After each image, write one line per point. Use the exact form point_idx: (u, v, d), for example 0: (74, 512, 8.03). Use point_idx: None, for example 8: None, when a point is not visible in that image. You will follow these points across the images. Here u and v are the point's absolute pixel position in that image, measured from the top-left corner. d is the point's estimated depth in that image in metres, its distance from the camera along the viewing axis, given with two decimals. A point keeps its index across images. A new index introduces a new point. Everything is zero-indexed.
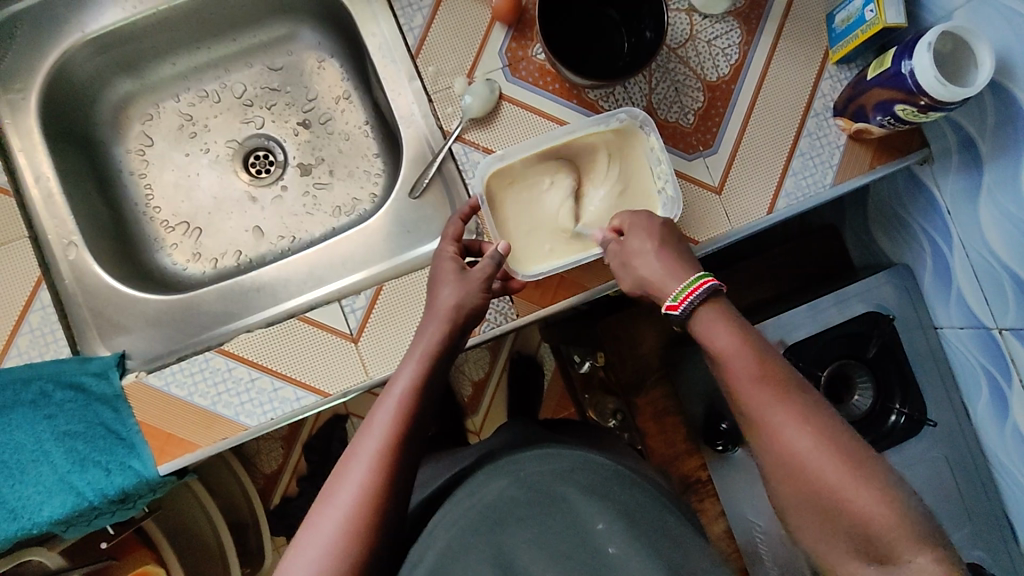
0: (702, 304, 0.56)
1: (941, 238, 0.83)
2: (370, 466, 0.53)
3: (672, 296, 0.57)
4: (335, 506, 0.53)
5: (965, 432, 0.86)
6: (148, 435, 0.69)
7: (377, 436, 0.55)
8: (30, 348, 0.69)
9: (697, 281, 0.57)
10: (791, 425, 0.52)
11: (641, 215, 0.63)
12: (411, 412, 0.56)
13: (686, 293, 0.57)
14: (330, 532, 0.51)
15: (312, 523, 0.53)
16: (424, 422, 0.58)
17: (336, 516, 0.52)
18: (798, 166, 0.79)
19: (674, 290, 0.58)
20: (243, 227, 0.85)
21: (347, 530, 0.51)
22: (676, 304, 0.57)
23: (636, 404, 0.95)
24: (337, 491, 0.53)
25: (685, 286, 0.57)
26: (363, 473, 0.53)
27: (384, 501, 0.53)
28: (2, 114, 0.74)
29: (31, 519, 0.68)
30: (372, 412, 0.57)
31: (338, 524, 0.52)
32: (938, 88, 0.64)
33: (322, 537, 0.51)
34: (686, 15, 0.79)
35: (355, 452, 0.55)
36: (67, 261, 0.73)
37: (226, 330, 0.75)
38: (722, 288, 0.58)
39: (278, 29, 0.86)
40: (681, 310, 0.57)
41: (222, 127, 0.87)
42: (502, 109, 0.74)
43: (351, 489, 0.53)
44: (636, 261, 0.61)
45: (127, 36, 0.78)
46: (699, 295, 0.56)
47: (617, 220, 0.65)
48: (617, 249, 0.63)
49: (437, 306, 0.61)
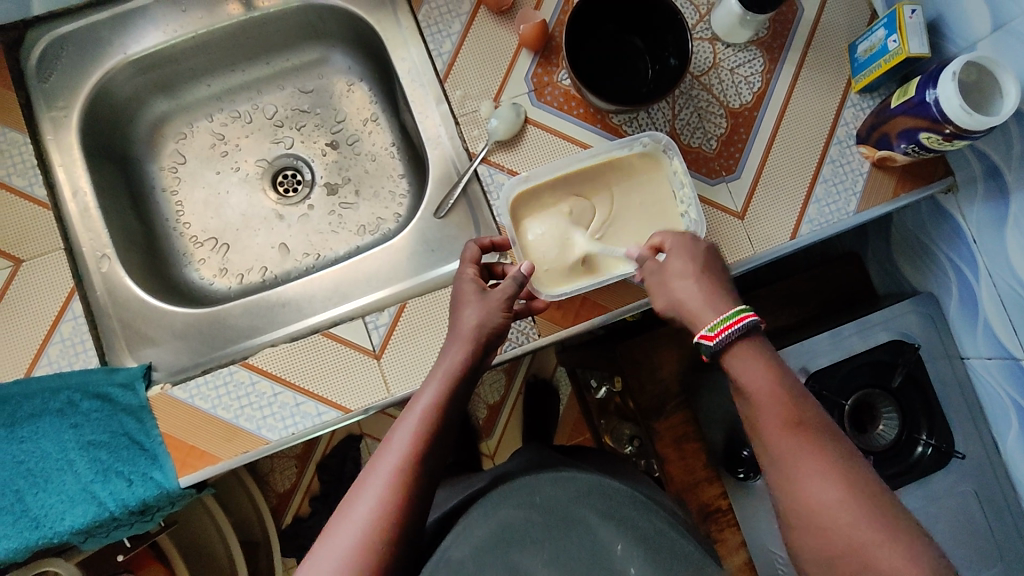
0: (739, 337, 0.56)
1: (967, 267, 0.82)
2: (390, 478, 0.53)
3: (708, 327, 0.57)
4: (353, 520, 0.52)
5: (992, 465, 0.85)
6: (170, 446, 0.69)
7: (399, 449, 0.55)
8: (60, 358, 0.70)
9: (737, 315, 0.57)
10: (824, 450, 0.51)
11: (684, 235, 0.64)
12: (433, 429, 0.56)
13: (723, 326, 0.56)
14: (346, 545, 0.51)
15: (330, 532, 0.52)
16: (446, 438, 0.58)
17: (353, 529, 0.52)
18: (821, 194, 0.79)
19: (712, 321, 0.57)
20: (269, 245, 0.86)
21: (362, 542, 0.51)
22: (711, 335, 0.56)
23: (655, 428, 0.95)
24: (356, 502, 0.53)
25: (723, 319, 0.57)
26: (383, 488, 0.53)
27: (402, 517, 0.53)
28: (45, 130, 0.76)
29: (53, 528, 0.69)
30: (394, 428, 0.57)
31: (354, 537, 0.51)
32: (964, 117, 0.65)
33: (338, 547, 0.51)
34: (709, 44, 0.81)
35: (375, 464, 0.55)
36: (99, 273, 0.74)
37: (251, 344, 0.76)
38: (761, 326, 0.58)
39: (310, 53, 0.88)
40: (715, 341, 0.56)
41: (253, 147, 0.89)
42: (528, 132, 0.76)
43: (369, 502, 0.53)
44: (673, 283, 0.61)
45: (166, 58, 0.81)
46: (738, 329, 0.56)
47: (657, 237, 0.65)
48: (656, 267, 0.63)
49: (460, 327, 0.62)
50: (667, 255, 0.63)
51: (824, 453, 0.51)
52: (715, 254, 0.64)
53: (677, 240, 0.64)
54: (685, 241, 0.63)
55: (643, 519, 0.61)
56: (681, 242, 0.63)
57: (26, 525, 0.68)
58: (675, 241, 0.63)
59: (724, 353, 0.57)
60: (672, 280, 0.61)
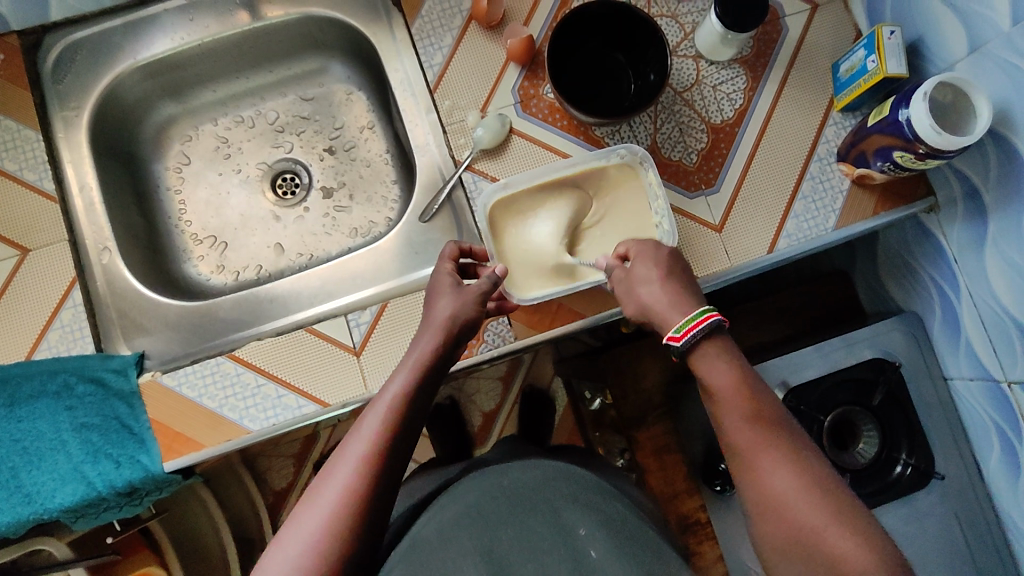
0: (702, 339, 0.57)
1: (949, 287, 0.83)
2: (358, 464, 0.55)
3: (675, 328, 0.58)
4: (321, 503, 0.54)
5: (974, 487, 0.84)
6: (158, 432, 0.73)
7: (367, 436, 0.57)
8: (60, 343, 0.74)
9: (697, 318, 0.57)
10: (784, 457, 0.52)
11: (648, 243, 0.66)
12: (401, 416, 0.59)
13: (688, 327, 0.57)
14: (314, 526, 0.53)
15: (299, 517, 0.54)
16: (414, 428, 0.60)
17: (321, 511, 0.53)
18: (800, 209, 0.80)
19: (677, 323, 0.59)
20: (265, 244, 0.90)
21: (330, 525, 0.52)
22: (677, 337, 0.58)
23: (636, 438, 0.98)
24: (323, 487, 0.55)
25: (686, 321, 0.58)
26: (351, 471, 0.55)
27: (369, 500, 0.54)
28: (57, 128, 0.80)
29: (44, 504, 0.72)
30: (363, 416, 0.59)
31: (321, 519, 0.53)
32: (935, 136, 0.66)
33: (306, 530, 0.53)
34: (693, 61, 0.83)
35: (343, 451, 0.56)
36: (100, 265, 0.79)
37: (240, 337, 0.79)
38: (728, 328, 0.59)
39: (311, 63, 0.92)
40: (682, 342, 0.58)
41: (254, 150, 0.93)
42: (512, 142, 0.78)
43: (337, 486, 0.54)
44: (639, 288, 0.62)
45: (174, 64, 0.85)
46: (701, 330, 0.57)
47: (624, 247, 0.67)
48: (623, 275, 0.65)
49: (433, 318, 0.65)
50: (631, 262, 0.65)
51: (780, 458, 0.52)
52: (679, 258, 0.65)
53: (641, 246, 0.66)
54: (648, 247, 0.65)
55: (607, 514, 0.62)
56: (645, 249, 0.65)
57: (19, 500, 0.72)
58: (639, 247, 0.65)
59: (690, 352, 0.58)
60: (641, 283, 0.63)
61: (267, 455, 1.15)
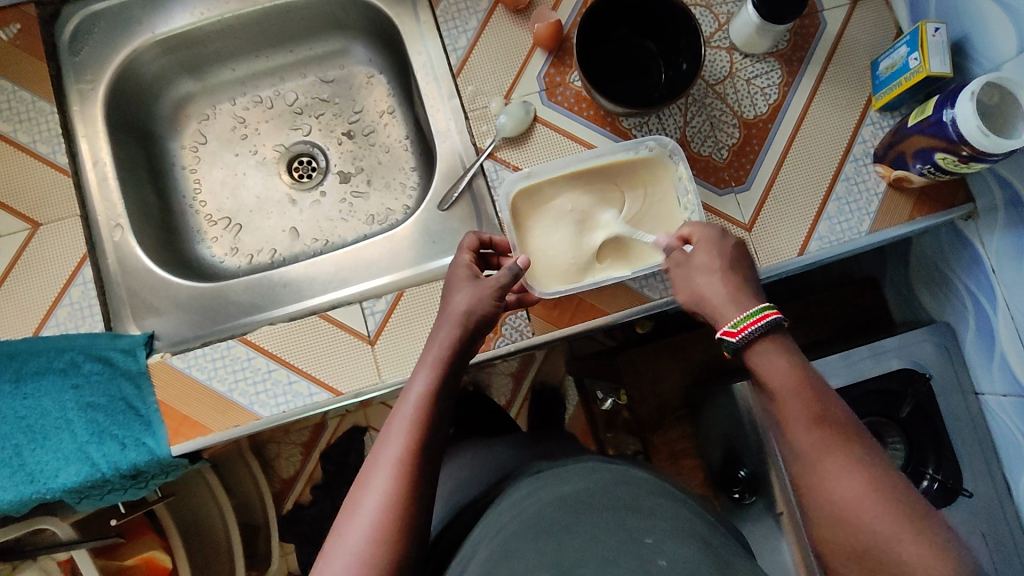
0: (761, 337, 0.55)
1: (985, 298, 0.80)
2: (393, 471, 0.53)
3: (731, 323, 0.56)
4: (361, 515, 0.52)
5: (1001, 505, 0.82)
6: (165, 414, 0.71)
7: (398, 440, 0.55)
8: (68, 320, 0.73)
9: (758, 313, 0.55)
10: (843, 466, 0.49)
11: (712, 230, 0.62)
12: (427, 417, 0.57)
13: (746, 322, 0.55)
14: (358, 540, 0.51)
15: (340, 531, 0.52)
16: (441, 427, 0.58)
17: (363, 524, 0.51)
18: (833, 211, 0.77)
19: (733, 318, 0.56)
20: (281, 228, 0.88)
21: (375, 537, 0.51)
22: (733, 331, 0.55)
23: (653, 442, 0.99)
24: (362, 499, 0.53)
25: (746, 315, 0.55)
26: (387, 479, 0.53)
27: (410, 506, 0.53)
28: (72, 102, 0.79)
29: (47, 484, 0.70)
30: (388, 421, 0.57)
31: (366, 532, 0.51)
32: (981, 138, 0.63)
33: (352, 544, 0.51)
34: (727, 53, 0.80)
35: (376, 460, 0.55)
36: (112, 242, 0.77)
37: (251, 322, 0.77)
38: (787, 327, 0.56)
39: (333, 44, 0.90)
40: (738, 338, 0.55)
41: (271, 132, 0.91)
42: (536, 130, 0.76)
43: (376, 496, 0.52)
44: (698, 278, 0.60)
45: (193, 40, 0.84)
46: (762, 327, 0.54)
47: (685, 229, 0.63)
48: (678, 263, 0.62)
49: (450, 310, 0.63)
50: (693, 247, 0.62)
51: (826, 472, 0.50)
52: (743, 252, 0.61)
53: (702, 235, 0.62)
54: (711, 236, 0.61)
55: None
56: (705, 237, 0.61)
57: (22, 479, 0.70)
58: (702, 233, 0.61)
59: (746, 349, 0.56)
60: (682, 285, 0.60)
61: (276, 443, 1.15)
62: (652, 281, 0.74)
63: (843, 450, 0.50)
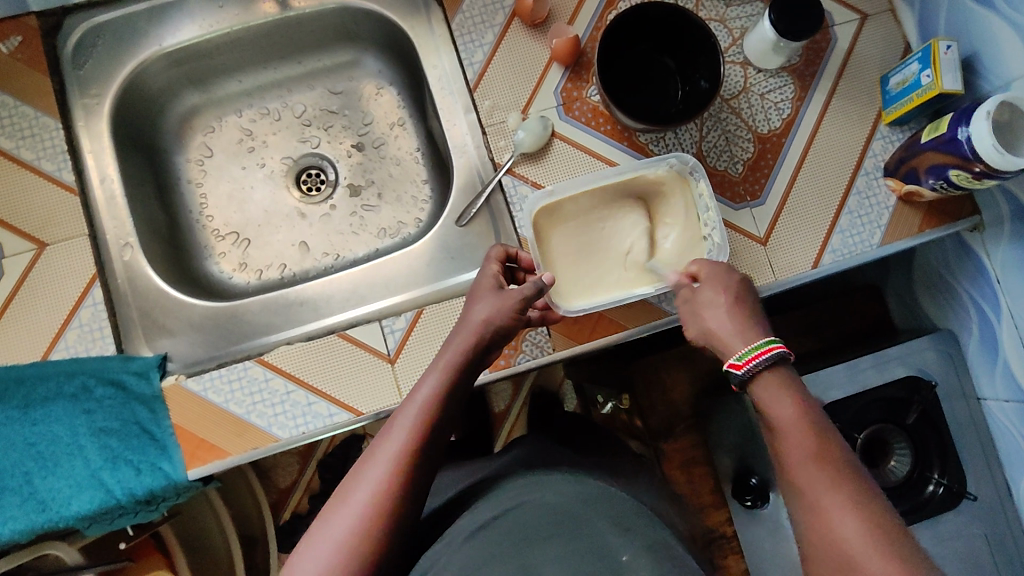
0: (766, 370, 0.54)
1: (989, 307, 0.82)
2: (389, 466, 0.54)
3: (736, 355, 0.56)
4: (351, 506, 0.53)
5: (1005, 510, 0.84)
6: (181, 438, 0.70)
7: (399, 437, 0.55)
8: (78, 343, 0.70)
9: (763, 346, 0.55)
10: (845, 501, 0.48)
11: (720, 266, 0.63)
12: (433, 418, 0.57)
13: (751, 355, 0.55)
14: (344, 530, 0.52)
15: (327, 518, 0.53)
16: (445, 429, 0.58)
17: (351, 515, 0.52)
18: (845, 224, 0.78)
19: (738, 350, 0.56)
20: (290, 242, 0.87)
21: (361, 527, 0.52)
22: (738, 364, 0.55)
23: (663, 450, 0.97)
24: (354, 489, 0.53)
25: (750, 348, 0.55)
26: (382, 475, 0.53)
27: (399, 504, 0.53)
28: (77, 116, 0.76)
29: (59, 512, 0.69)
30: (393, 417, 0.57)
31: (352, 523, 0.52)
32: (995, 156, 0.64)
33: (337, 533, 0.51)
34: (741, 68, 0.81)
35: (374, 453, 0.55)
36: (121, 261, 0.75)
37: (267, 341, 0.76)
38: (791, 360, 0.56)
39: (342, 55, 0.89)
40: (744, 370, 0.55)
41: (279, 144, 0.89)
42: (554, 146, 0.76)
43: (368, 490, 0.53)
44: (705, 312, 0.60)
45: (200, 52, 0.82)
46: (765, 360, 0.54)
47: (694, 266, 0.64)
48: (689, 296, 0.63)
49: (470, 321, 0.61)
50: (700, 283, 0.62)
51: (819, 507, 0.48)
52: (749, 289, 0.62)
53: (709, 272, 0.63)
54: (718, 272, 0.62)
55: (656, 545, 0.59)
56: (716, 274, 0.62)
57: (33, 507, 0.68)
58: (710, 270, 0.62)
59: (751, 382, 0.55)
60: (704, 306, 0.60)
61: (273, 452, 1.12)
62: (670, 296, 0.75)
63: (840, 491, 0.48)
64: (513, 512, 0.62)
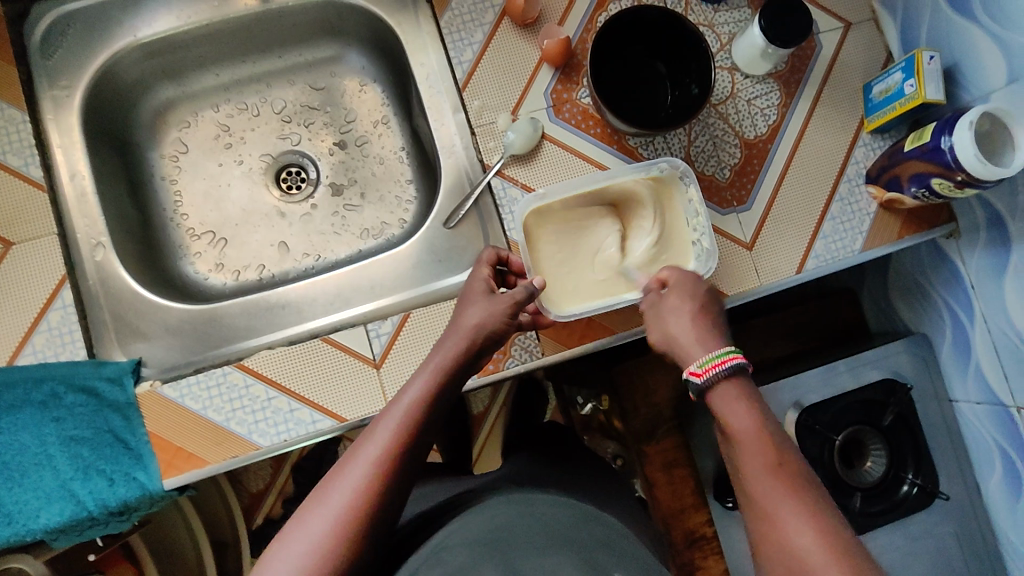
0: (725, 379, 0.54)
1: (963, 311, 0.83)
2: (369, 468, 0.52)
3: (697, 363, 0.55)
4: (327, 508, 0.50)
5: (974, 506, 0.86)
6: (157, 447, 0.67)
7: (382, 440, 0.53)
8: (46, 347, 0.67)
9: (725, 355, 0.54)
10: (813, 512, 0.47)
11: (687, 274, 0.64)
12: (418, 422, 0.55)
13: (712, 363, 0.54)
14: (318, 532, 0.49)
15: (299, 520, 0.50)
16: (430, 434, 0.57)
17: (327, 517, 0.50)
18: (828, 230, 0.79)
19: (700, 358, 0.55)
20: (269, 242, 0.84)
21: (336, 531, 0.49)
22: (699, 372, 0.54)
23: (646, 452, 0.96)
24: (331, 491, 0.51)
25: (712, 356, 0.54)
26: (362, 477, 0.51)
27: (378, 509, 0.51)
28: (45, 109, 0.73)
29: (26, 524, 0.66)
30: (376, 419, 0.55)
31: (327, 525, 0.49)
32: (977, 165, 0.66)
33: (310, 535, 0.49)
34: (729, 74, 0.81)
35: (354, 455, 0.53)
36: (93, 261, 0.72)
37: (248, 345, 0.74)
38: (750, 372, 0.55)
39: (325, 50, 0.86)
40: (704, 379, 0.54)
41: (258, 141, 0.86)
42: (544, 148, 0.75)
43: (345, 492, 0.51)
44: (670, 319, 0.60)
45: (176, 44, 0.79)
46: (726, 369, 0.53)
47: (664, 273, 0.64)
48: (656, 300, 0.63)
49: (460, 323, 0.61)
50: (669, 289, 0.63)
51: (792, 517, 0.48)
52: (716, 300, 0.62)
53: (679, 280, 0.63)
54: (686, 280, 0.63)
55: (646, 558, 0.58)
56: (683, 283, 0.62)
57: None
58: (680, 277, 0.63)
59: (708, 391, 0.54)
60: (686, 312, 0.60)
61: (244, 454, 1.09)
62: None
63: (814, 503, 0.48)
64: (503, 520, 0.60)
